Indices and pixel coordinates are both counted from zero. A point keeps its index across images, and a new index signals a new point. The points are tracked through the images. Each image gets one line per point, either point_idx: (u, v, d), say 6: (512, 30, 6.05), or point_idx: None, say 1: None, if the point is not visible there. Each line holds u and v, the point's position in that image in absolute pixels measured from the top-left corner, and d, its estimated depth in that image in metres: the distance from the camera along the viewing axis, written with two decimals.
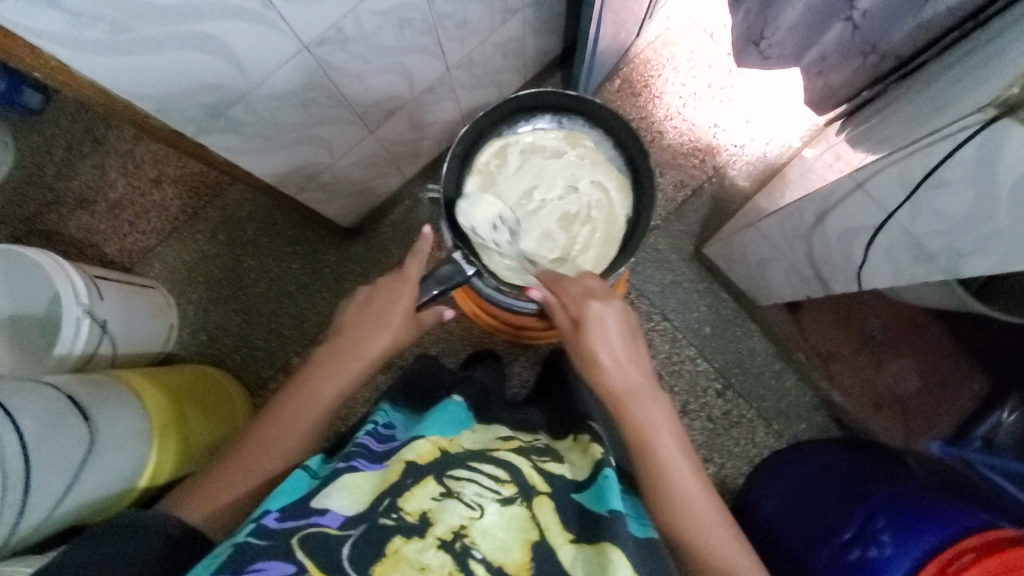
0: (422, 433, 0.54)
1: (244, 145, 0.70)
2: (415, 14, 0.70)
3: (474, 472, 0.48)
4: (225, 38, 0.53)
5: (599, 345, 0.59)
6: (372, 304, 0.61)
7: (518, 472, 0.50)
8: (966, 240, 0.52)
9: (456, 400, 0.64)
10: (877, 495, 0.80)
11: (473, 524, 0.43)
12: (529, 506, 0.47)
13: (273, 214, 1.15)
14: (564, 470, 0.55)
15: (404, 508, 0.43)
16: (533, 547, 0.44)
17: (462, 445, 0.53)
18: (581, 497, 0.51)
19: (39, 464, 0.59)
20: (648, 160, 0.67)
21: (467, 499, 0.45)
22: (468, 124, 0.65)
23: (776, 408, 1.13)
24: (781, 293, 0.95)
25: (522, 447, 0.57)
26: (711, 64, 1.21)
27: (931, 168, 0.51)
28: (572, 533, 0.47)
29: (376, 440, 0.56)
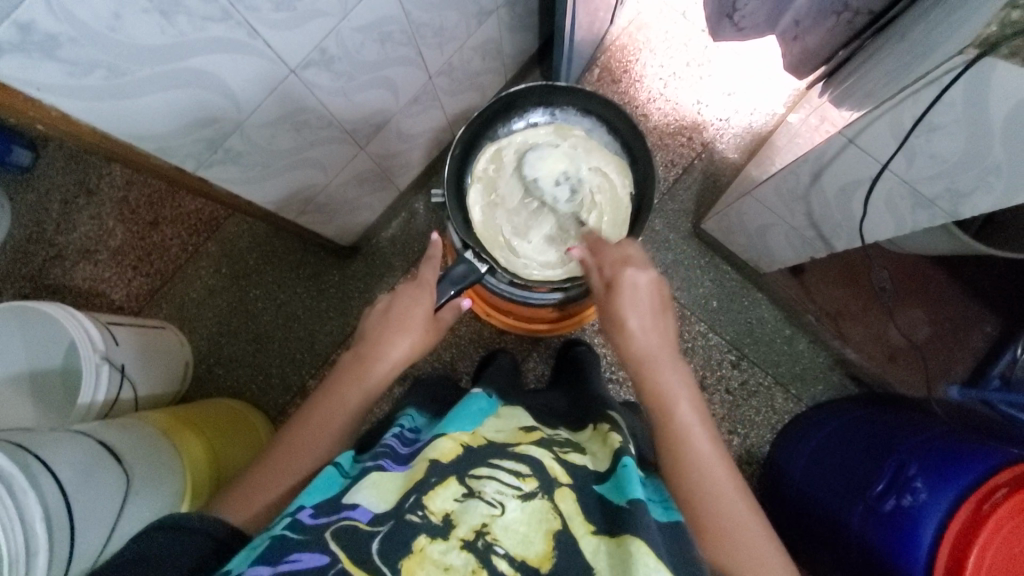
0: (445, 429, 0.52)
1: (243, 174, 0.71)
2: (394, 27, 0.71)
3: (494, 468, 0.46)
4: (216, 70, 0.55)
5: (631, 311, 0.58)
6: (392, 310, 0.60)
7: (538, 465, 0.48)
8: (964, 179, 0.53)
9: (480, 392, 0.64)
10: (904, 444, 0.81)
11: (495, 523, 0.42)
12: (551, 498, 0.45)
13: (272, 241, 1.16)
14: (588, 460, 0.52)
15: (428, 506, 0.42)
16: (555, 536, 0.43)
17: (484, 437, 0.51)
18: (601, 486, 0.48)
19: (83, 511, 0.60)
20: (643, 140, 0.66)
21: (488, 497, 0.43)
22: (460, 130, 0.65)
23: (792, 373, 1.13)
24: (784, 258, 0.96)
25: (544, 437, 0.55)
26: (687, 42, 1.22)
27: (920, 116, 0.51)
28: (592, 522, 0.44)
29: (400, 442, 0.54)
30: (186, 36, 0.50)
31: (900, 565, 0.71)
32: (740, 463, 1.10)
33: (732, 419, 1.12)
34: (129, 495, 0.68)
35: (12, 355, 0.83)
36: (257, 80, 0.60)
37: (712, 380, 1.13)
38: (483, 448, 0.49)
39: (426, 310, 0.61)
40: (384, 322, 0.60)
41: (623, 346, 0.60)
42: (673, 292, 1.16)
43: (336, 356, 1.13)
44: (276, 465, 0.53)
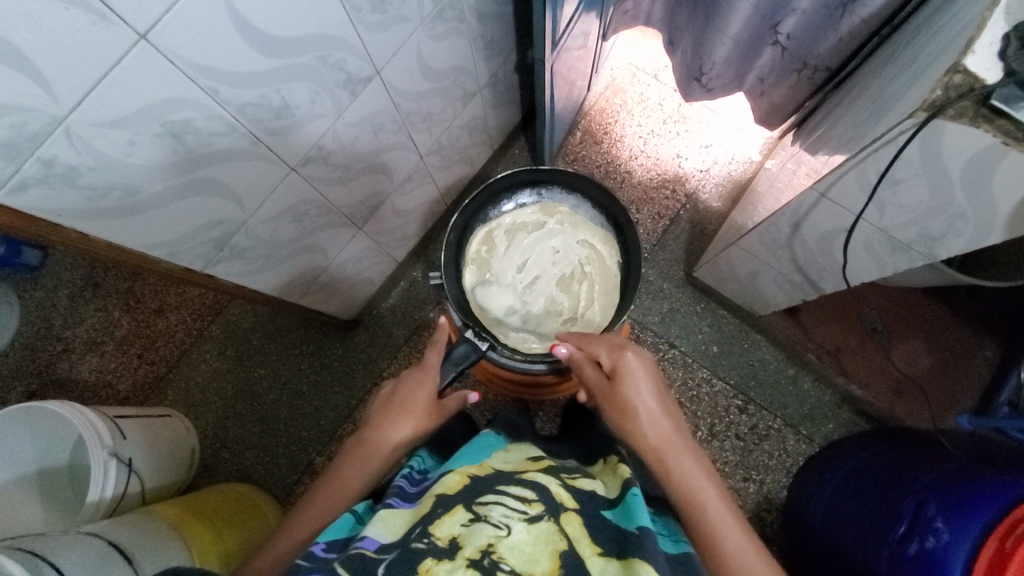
0: (452, 467, 0.54)
1: (248, 267, 0.74)
2: (386, 118, 0.76)
3: (499, 494, 0.46)
4: (220, 177, 0.59)
5: (637, 397, 0.58)
6: (396, 395, 0.62)
7: (543, 491, 0.48)
8: (935, 224, 0.56)
9: (491, 431, 0.66)
10: (922, 482, 0.80)
11: (501, 542, 0.41)
12: (556, 521, 0.45)
13: (274, 320, 1.18)
14: (597, 487, 0.54)
15: (434, 533, 0.42)
16: (562, 556, 0.42)
17: (492, 466, 0.53)
18: (609, 513, 0.49)
19: None
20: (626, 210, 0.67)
21: (494, 520, 0.43)
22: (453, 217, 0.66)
23: (800, 414, 1.13)
24: (776, 300, 0.97)
25: (551, 466, 0.57)
26: (661, 102, 1.29)
27: (883, 171, 0.54)
28: (599, 545, 0.44)
29: (410, 479, 0.55)
30: (195, 150, 0.54)
31: None
32: (759, 512, 1.09)
33: (746, 465, 1.11)
34: None
35: (21, 456, 0.83)
36: (260, 180, 0.64)
37: (722, 427, 1.12)
38: (490, 479, 0.50)
39: (429, 393, 0.62)
40: (387, 407, 0.61)
41: (632, 434, 0.58)
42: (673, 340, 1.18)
43: (343, 432, 1.13)
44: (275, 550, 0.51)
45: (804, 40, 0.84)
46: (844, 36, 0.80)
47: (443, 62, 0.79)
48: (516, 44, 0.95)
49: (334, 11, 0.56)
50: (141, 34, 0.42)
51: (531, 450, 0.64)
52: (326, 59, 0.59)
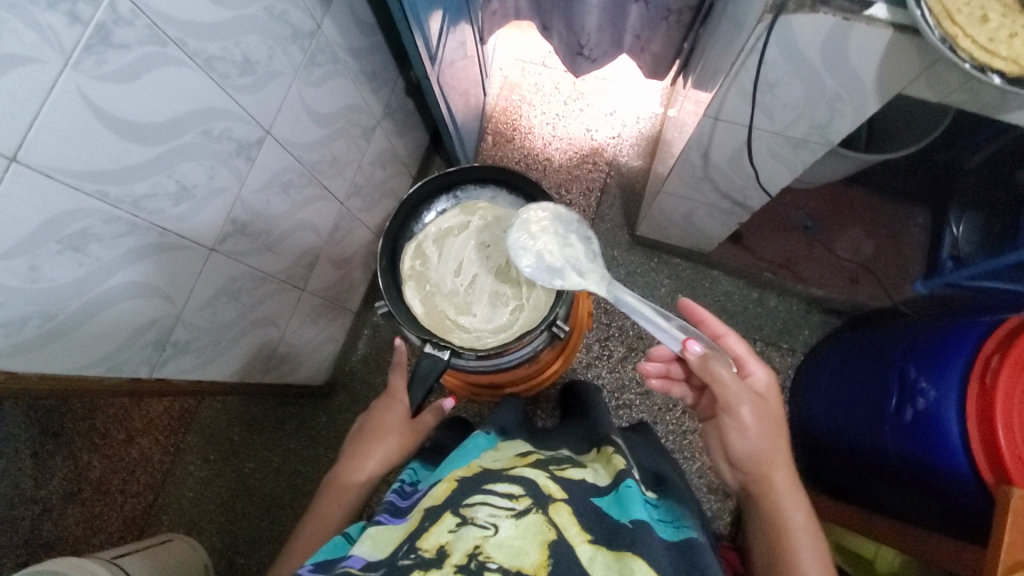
0: (441, 475, 0.55)
1: (199, 359, 0.72)
2: (292, 174, 0.76)
3: (485, 493, 0.47)
4: (140, 277, 0.58)
5: (771, 414, 0.62)
6: (375, 419, 0.66)
7: (530, 484, 0.50)
8: (819, 113, 0.59)
9: (484, 431, 0.66)
10: (897, 353, 0.83)
11: (488, 542, 0.43)
12: (544, 512, 0.47)
13: (250, 410, 1.15)
14: (586, 474, 0.56)
15: (422, 546, 0.43)
16: (550, 546, 0.44)
17: (479, 466, 0.54)
18: (601, 500, 0.52)
19: None
20: (542, 186, 0.65)
21: (481, 520, 0.44)
22: (378, 237, 0.63)
23: (776, 330, 1.18)
24: (716, 232, 1.01)
25: (539, 458, 0.58)
26: (557, 85, 1.33)
27: (756, 78, 0.57)
28: (588, 533, 0.47)
29: (399, 494, 0.56)
30: (102, 259, 0.53)
31: (941, 469, 0.71)
32: None
33: None
34: None
35: None
36: (181, 271, 0.63)
37: None
38: (477, 479, 0.50)
39: (403, 411, 0.67)
40: (368, 430, 0.66)
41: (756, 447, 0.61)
42: None
43: None
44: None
45: None
46: None
47: (330, 106, 0.79)
48: (398, 71, 0.96)
49: (202, 84, 0.56)
50: (10, 157, 0.41)
51: (518, 445, 0.64)
52: (209, 133, 0.59)
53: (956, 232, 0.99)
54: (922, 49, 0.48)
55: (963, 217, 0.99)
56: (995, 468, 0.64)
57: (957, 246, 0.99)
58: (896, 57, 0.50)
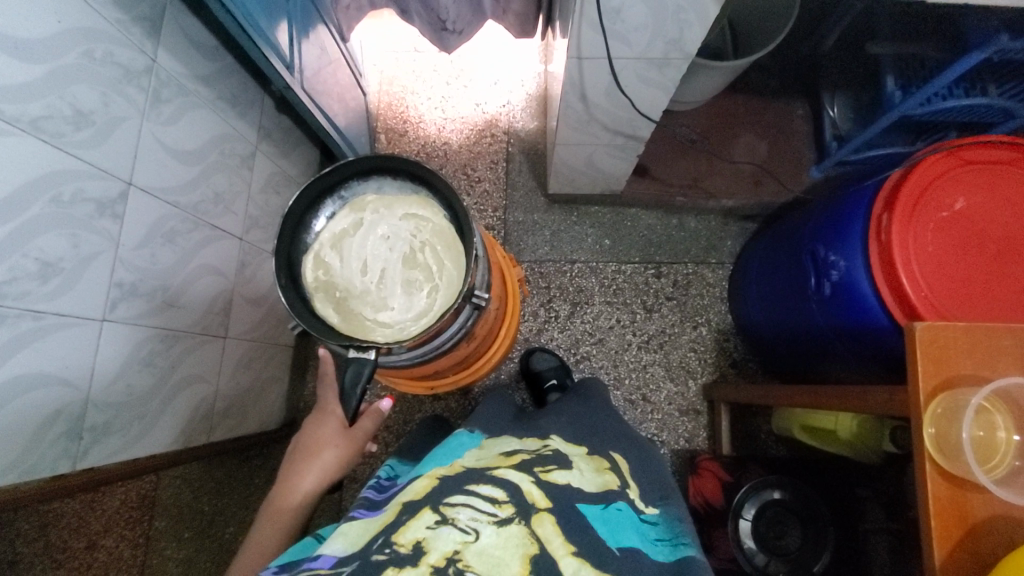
0: (421, 471, 0.56)
1: (127, 438, 0.67)
2: (173, 222, 0.71)
3: (468, 495, 0.50)
4: (30, 367, 0.53)
5: None
6: (308, 436, 0.64)
7: (514, 491, 0.51)
8: (669, 29, 0.61)
9: (470, 429, 0.67)
10: (806, 236, 0.88)
11: (467, 549, 0.46)
12: (527, 522, 0.49)
13: (214, 475, 1.11)
14: (572, 481, 0.55)
15: (398, 541, 0.46)
16: (532, 559, 0.47)
17: (462, 465, 0.55)
18: (589, 509, 0.53)
19: None
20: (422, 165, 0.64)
21: (461, 524, 0.47)
22: (272, 257, 0.60)
23: (702, 248, 1.22)
24: (620, 170, 1.03)
25: (526, 458, 0.56)
26: (434, 68, 1.31)
27: (601, 9, 0.58)
28: (573, 545, 0.49)
29: (375, 489, 0.59)
30: None
31: (864, 329, 0.76)
32: (721, 344, 1.18)
33: (688, 315, 1.19)
34: None
35: None
36: (73, 348, 0.58)
37: (651, 298, 1.20)
38: (457, 478, 0.52)
39: (337, 422, 0.65)
40: (303, 448, 0.64)
41: None
42: (571, 256, 1.22)
43: None
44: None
45: None
46: None
47: (195, 141, 0.75)
48: (262, 89, 0.92)
49: (35, 150, 0.51)
50: None
51: (509, 439, 0.63)
52: (58, 199, 0.54)
53: (832, 113, 1.06)
54: None
55: (835, 99, 1.05)
56: (906, 311, 0.70)
57: (837, 126, 1.06)
58: None
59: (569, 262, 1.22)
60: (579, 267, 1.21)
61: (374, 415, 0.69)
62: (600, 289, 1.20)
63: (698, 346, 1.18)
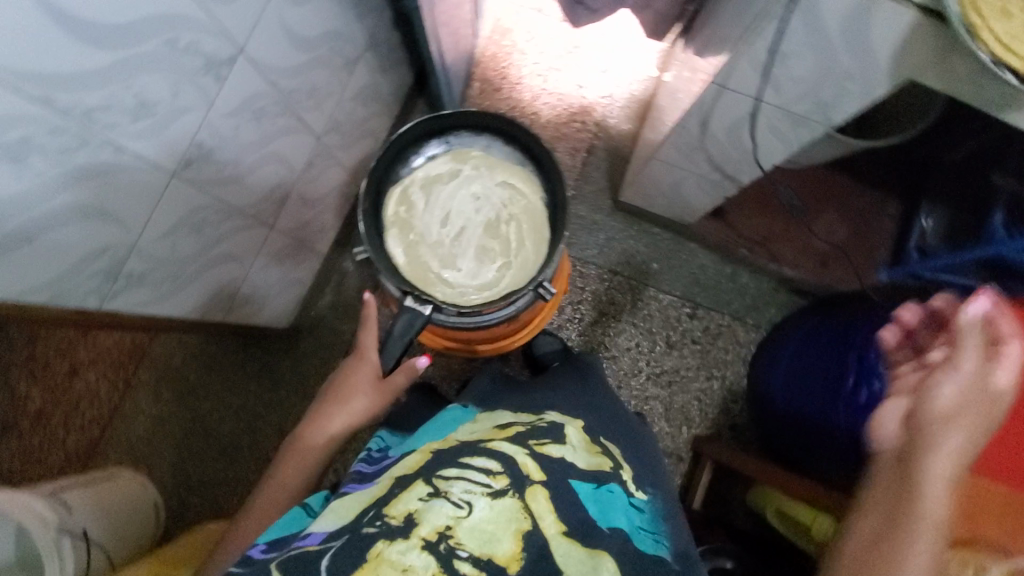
0: (414, 446, 0.60)
1: (154, 294, 0.67)
2: (265, 101, 0.69)
3: (462, 469, 0.53)
4: (93, 199, 0.52)
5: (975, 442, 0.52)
6: (342, 382, 0.66)
7: (510, 464, 0.54)
8: (826, 91, 0.58)
9: (459, 404, 0.70)
10: (861, 335, 0.86)
11: (459, 525, 0.49)
12: (520, 497, 0.53)
13: (207, 348, 1.13)
14: (565, 455, 0.58)
15: (389, 513, 0.49)
16: (523, 536, 0.51)
17: (455, 441, 0.58)
18: (582, 487, 0.56)
19: None
20: (540, 140, 0.62)
21: (454, 498, 0.50)
22: (363, 178, 0.59)
23: (744, 306, 1.20)
24: (701, 204, 1.01)
25: (521, 432, 0.59)
26: (551, 35, 1.26)
27: (772, 49, 0.55)
28: (564, 524, 0.53)
29: (368, 464, 0.63)
30: (48, 174, 0.47)
31: None
32: (726, 403, 1.16)
33: (707, 365, 1.17)
34: None
35: None
36: (137, 193, 0.57)
37: (677, 336, 1.18)
38: (452, 453, 0.55)
39: (372, 373, 0.65)
40: (336, 390, 0.66)
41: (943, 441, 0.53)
42: (615, 267, 1.20)
43: None
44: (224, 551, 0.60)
45: None
46: None
47: (312, 29, 0.72)
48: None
49: None
50: None
51: (501, 414, 0.65)
52: (173, 43, 0.52)
53: (925, 223, 1.02)
54: (941, 38, 0.47)
55: (932, 211, 1.01)
56: None
57: (924, 238, 1.01)
58: (913, 42, 0.49)
59: (612, 273, 1.20)
60: (620, 280, 1.20)
61: (408, 371, 0.67)
62: (632, 309, 1.19)
63: (704, 397, 1.17)
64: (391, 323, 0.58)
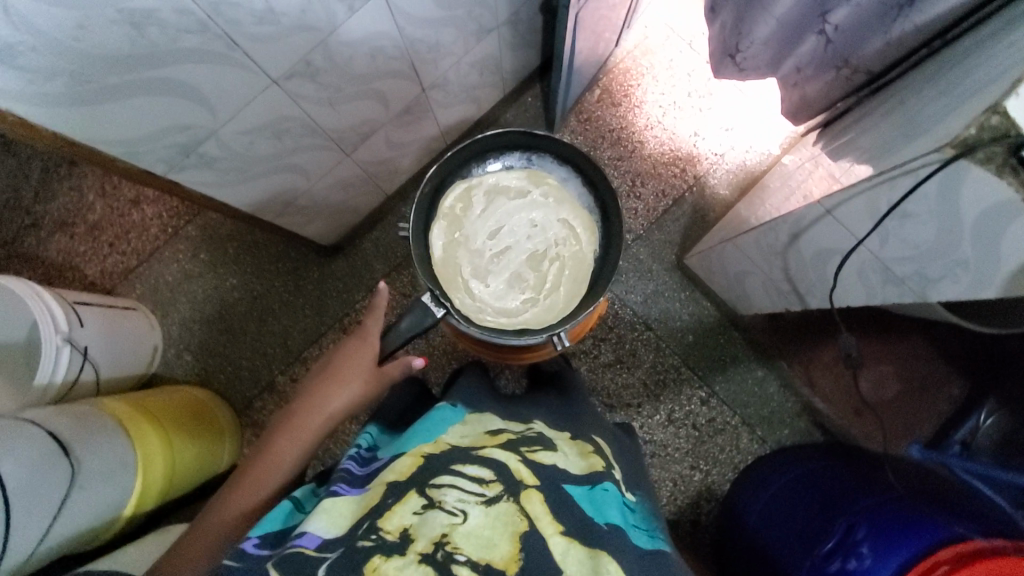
0: (404, 450, 0.56)
1: (219, 179, 0.70)
2: (386, 41, 0.69)
3: (454, 476, 0.48)
4: (193, 81, 0.54)
5: None
6: (340, 365, 0.70)
7: (501, 470, 0.50)
8: (933, 266, 0.53)
9: (448, 403, 0.67)
10: (861, 504, 0.81)
11: (455, 532, 0.43)
12: (516, 500, 0.47)
13: (252, 233, 1.17)
14: (558, 461, 0.56)
15: (384, 527, 0.43)
16: (522, 538, 0.44)
17: (447, 444, 0.55)
18: (576, 489, 0.53)
19: (16, 518, 0.63)
20: (619, 207, 0.67)
21: (449, 506, 0.45)
22: (435, 164, 0.65)
23: (759, 415, 1.15)
24: (760, 303, 0.96)
25: (509, 440, 0.57)
26: (690, 73, 1.21)
27: (895, 202, 0.52)
28: (562, 524, 0.47)
29: (358, 463, 0.59)
30: (160, 46, 0.49)
31: None
32: (698, 499, 1.13)
33: (696, 455, 1.13)
34: (72, 487, 0.71)
35: None
36: (235, 88, 0.58)
37: (681, 414, 1.14)
38: (443, 459, 0.51)
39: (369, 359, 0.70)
40: (334, 373, 0.70)
41: None
42: (651, 322, 1.17)
43: (307, 354, 1.15)
44: (207, 534, 0.59)
45: (852, 36, 0.73)
46: (892, 42, 0.71)
47: None
48: None
49: None
50: None
51: (489, 420, 0.64)
52: None
53: (982, 420, 0.92)
54: None
55: (996, 412, 0.92)
56: None
57: (973, 435, 0.91)
58: None
59: (645, 326, 1.17)
60: (649, 337, 1.17)
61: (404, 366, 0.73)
62: (648, 368, 1.16)
63: (680, 482, 1.13)
64: (402, 317, 0.65)
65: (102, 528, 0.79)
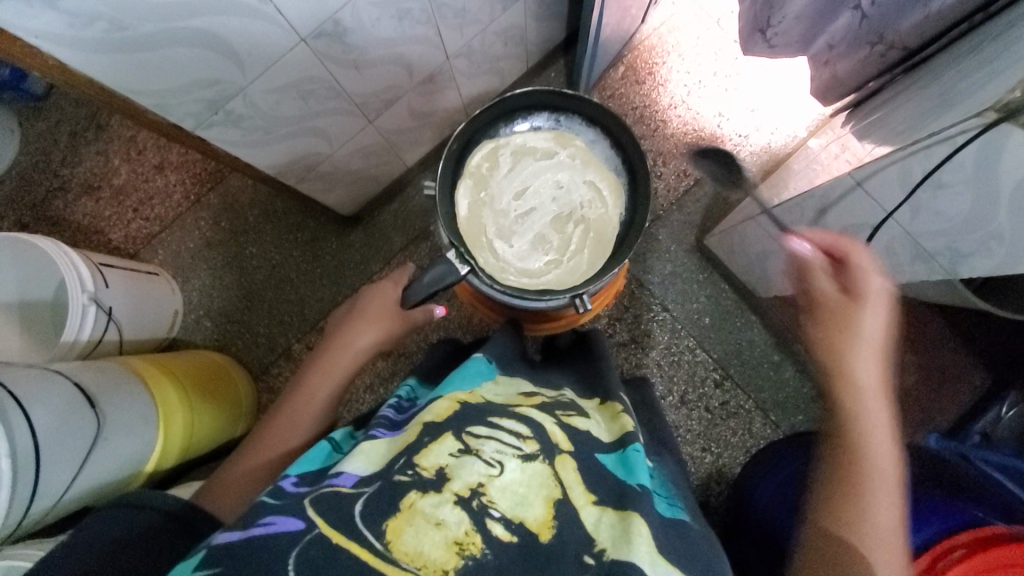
0: (440, 394, 0.56)
1: (244, 137, 0.70)
2: (414, 4, 0.69)
3: (495, 431, 0.49)
4: (225, 34, 0.54)
5: None
6: (363, 310, 0.73)
7: (539, 431, 0.51)
8: (969, 240, 0.53)
9: (480, 356, 0.67)
10: None
11: (491, 483, 0.43)
12: (552, 464, 0.48)
13: (272, 200, 1.18)
14: (590, 428, 0.58)
15: (420, 464, 0.43)
16: (556, 504, 0.45)
17: (481, 396, 0.55)
18: (607, 458, 0.54)
19: (47, 465, 0.64)
20: (645, 162, 0.67)
21: (487, 457, 0.45)
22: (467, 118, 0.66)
23: (773, 400, 1.14)
24: (781, 285, 0.95)
25: (544, 402, 0.59)
26: (717, 52, 1.19)
27: (929, 170, 0.52)
28: (594, 496, 0.47)
29: (396, 410, 0.60)
30: None
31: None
32: (708, 481, 1.12)
33: (708, 437, 1.13)
34: (99, 439, 0.74)
35: (7, 283, 0.89)
36: (266, 45, 0.59)
37: (694, 396, 1.14)
38: (477, 410, 0.52)
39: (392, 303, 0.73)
40: (358, 317, 0.73)
41: None
42: (667, 303, 1.17)
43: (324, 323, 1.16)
44: (246, 463, 0.61)
45: (888, 10, 0.71)
46: (931, 15, 0.69)
47: None
48: None
49: None
50: None
51: (522, 382, 0.65)
52: None
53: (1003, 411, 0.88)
54: None
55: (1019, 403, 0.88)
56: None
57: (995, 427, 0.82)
58: None
59: (661, 307, 1.17)
60: (665, 318, 1.16)
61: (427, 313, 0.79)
62: (663, 349, 1.15)
63: (691, 463, 1.12)
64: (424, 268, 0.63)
65: (127, 481, 0.81)
